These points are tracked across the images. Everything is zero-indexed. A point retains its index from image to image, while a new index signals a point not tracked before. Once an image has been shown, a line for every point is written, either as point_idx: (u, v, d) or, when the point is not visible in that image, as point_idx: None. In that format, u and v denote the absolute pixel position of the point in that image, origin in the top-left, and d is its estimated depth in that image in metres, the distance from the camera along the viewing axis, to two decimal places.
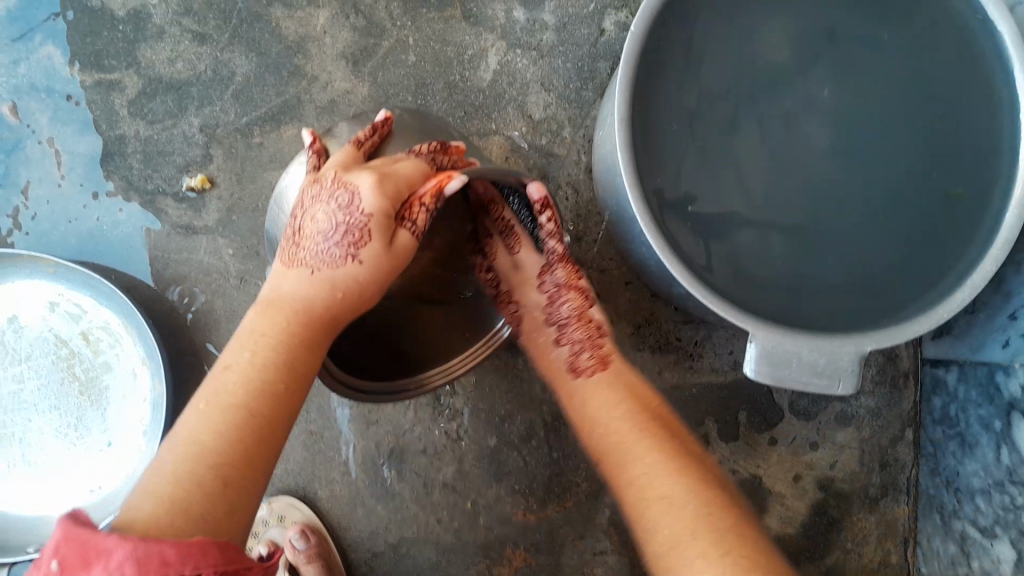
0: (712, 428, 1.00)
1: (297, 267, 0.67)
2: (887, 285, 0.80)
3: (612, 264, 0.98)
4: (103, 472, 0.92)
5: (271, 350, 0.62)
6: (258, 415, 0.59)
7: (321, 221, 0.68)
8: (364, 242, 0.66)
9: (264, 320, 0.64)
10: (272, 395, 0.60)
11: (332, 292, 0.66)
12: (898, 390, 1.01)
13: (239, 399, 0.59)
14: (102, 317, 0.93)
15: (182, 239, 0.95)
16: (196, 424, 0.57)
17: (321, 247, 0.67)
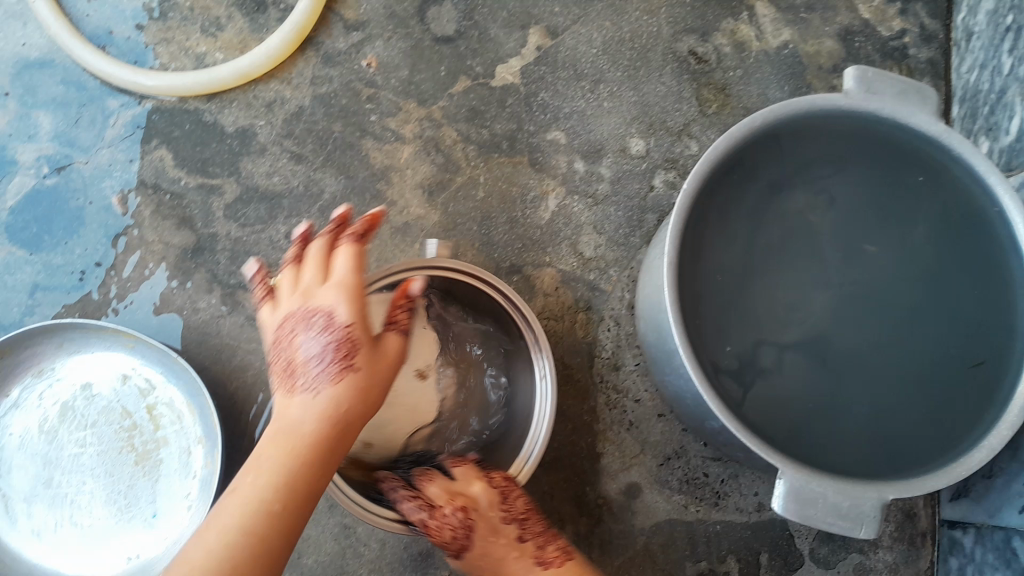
0: (733, 567, 1.02)
1: (293, 390, 0.69)
2: (909, 439, 0.86)
3: (647, 395, 1.04)
4: (144, 544, 0.95)
5: (306, 430, 0.67)
6: (280, 506, 0.63)
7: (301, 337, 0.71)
8: (351, 351, 0.70)
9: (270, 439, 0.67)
10: (289, 490, 0.64)
11: (339, 401, 0.68)
12: (916, 547, 1.03)
13: (261, 492, 0.63)
14: (169, 394, 0.99)
15: (253, 331, 1.02)
16: (228, 513, 0.61)
17: (314, 366, 0.69)
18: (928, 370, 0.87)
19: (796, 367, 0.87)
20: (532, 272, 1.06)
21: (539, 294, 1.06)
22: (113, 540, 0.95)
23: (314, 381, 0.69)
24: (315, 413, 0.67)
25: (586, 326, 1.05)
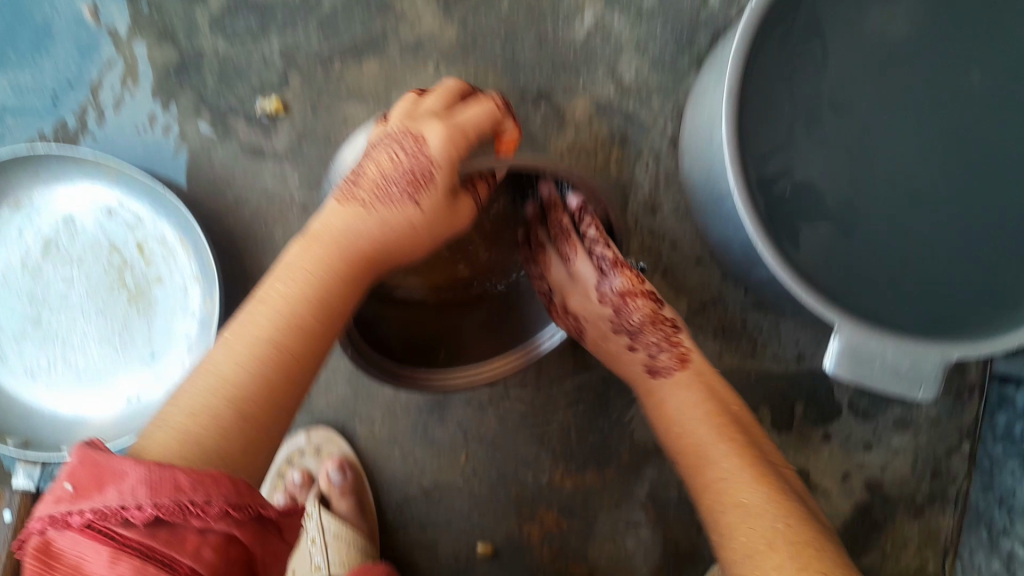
0: (765, 417, 0.98)
1: (347, 203, 0.62)
2: (987, 293, 0.75)
3: (685, 239, 0.95)
4: (146, 383, 0.92)
5: (313, 285, 0.58)
6: (285, 348, 0.55)
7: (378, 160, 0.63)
8: (423, 187, 0.61)
9: (300, 254, 0.60)
10: (303, 330, 0.56)
11: (387, 231, 0.62)
12: (961, 401, 0.98)
13: (269, 335, 0.55)
14: (159, 228, 0.92)
15: (249, 161, 0.93)
16: (221, 355, 0.54)
17: (381, 187, 0.62)
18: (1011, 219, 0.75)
19: (859, 213, 0.76)
20: (561, 98, 0.94)
21: (569, 125, 0.94)
22: (114, 379, 0.92)
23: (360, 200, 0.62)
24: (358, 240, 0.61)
25: (622, 162, 0.94)
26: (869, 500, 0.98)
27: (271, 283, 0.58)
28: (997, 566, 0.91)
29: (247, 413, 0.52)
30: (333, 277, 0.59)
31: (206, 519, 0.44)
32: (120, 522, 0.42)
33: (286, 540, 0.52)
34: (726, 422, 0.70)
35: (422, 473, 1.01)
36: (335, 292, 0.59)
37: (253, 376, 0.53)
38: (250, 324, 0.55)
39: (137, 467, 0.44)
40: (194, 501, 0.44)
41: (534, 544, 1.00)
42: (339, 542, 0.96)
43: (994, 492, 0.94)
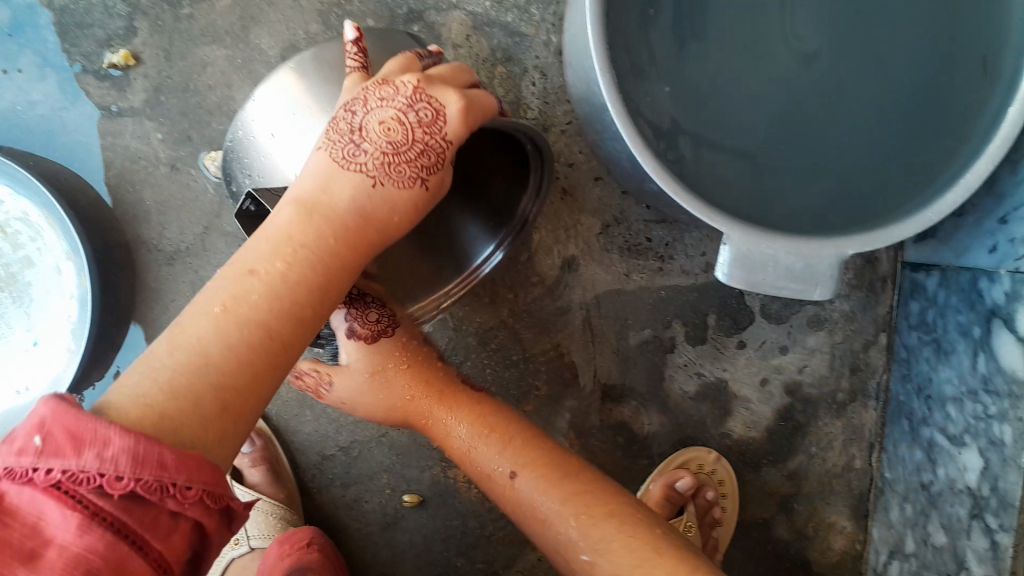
0: (679, 331, 0.96)
1: (348, 170, 0.58)
2: (869, 187, 0.74)
3: (581, 157, 0.92)
4: (30, 374, 0.86)
5: (310, 265, 0.55)
6: (275, 337, 0.53)
7: (386, 130, 0.59)
8: (434, 170, 0.60)
9: (299, 226, 0.55)
10: (293, 317, 0.54)
11: (390, 212, 0.59)
12: (875, 294, 0.97)
13: (260, 316, 0.53)
14: (21, 208, 0.85)
15: (106, 122, 0.86)
16: (210, 332, 0.51)
17: (385, 158, 0.58)
18: (896, 102, 0.74)
19: (749, 121, 0.74)
20: (434, 18, 0.88)
21: (447, 46, 0.89)
22: None
23: (368, 171, 0.58)
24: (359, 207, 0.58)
25: (506, 82, 0.89)
26: (790, 402, 0.98)
27: (263, 256, 0.54)
28: (919, 456, 0.92)
29: (241, 396, 0.51)
30: (331, 256, 0.56)
31: (183, 503, 0.43)
32: (93, 490, 0.40)
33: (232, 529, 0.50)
34: (530, 454, 0.72)
35: (336, 431, 0.93)
36: (326, 271, 0.56)
37: (242, 362, 0.51)
38: (242, 299, 0.52)
39: (125, 438, 0.42)
40: (177, 484, 0.43)
41: (462, 488, 0.94)
42: (257, 515, 0.90)
43: (912, 383, 0.95)
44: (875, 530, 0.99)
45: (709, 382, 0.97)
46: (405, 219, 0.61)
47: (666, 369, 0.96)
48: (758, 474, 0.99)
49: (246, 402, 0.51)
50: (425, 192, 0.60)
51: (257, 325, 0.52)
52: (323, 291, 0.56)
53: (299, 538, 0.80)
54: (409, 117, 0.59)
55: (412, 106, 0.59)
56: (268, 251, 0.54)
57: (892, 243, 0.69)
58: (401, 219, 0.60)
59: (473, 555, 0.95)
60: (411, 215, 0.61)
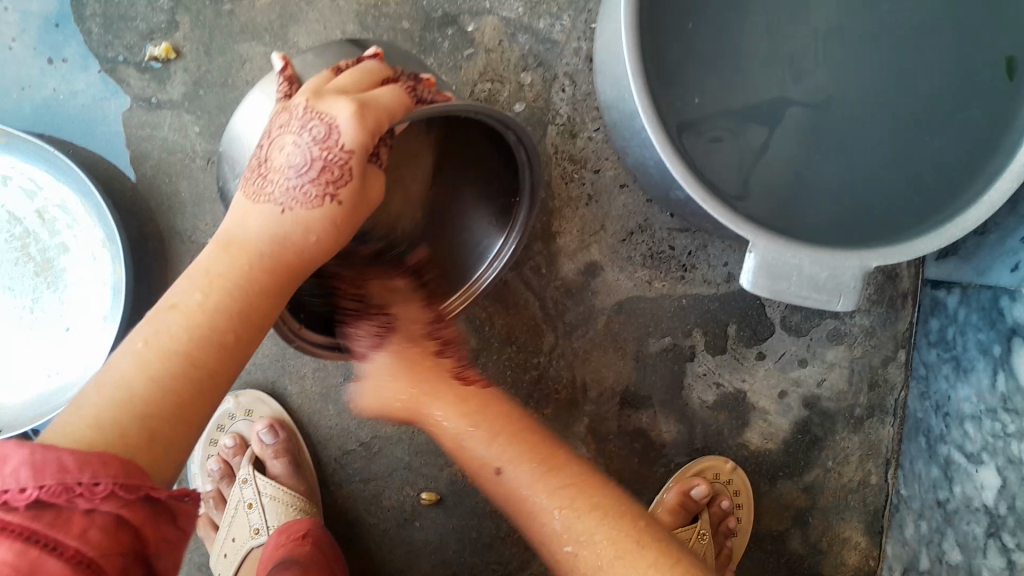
0: (699, 340, 0.96)
1: (259, 202, 0.55)
2: (891, 203, 0.75)
3: (608, 164, 0.93)
4: (62, 358, 0.88)
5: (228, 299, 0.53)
6: (200, 365, 0.50)
7: (289, 153, 0.55)
8: (344, 182, 0.54)
9: (220, 263, 0.54)
10: (220, 345, 0.52)
11: (307, 232, 0.55)
12: (896, 309, 0.97)
13: (181, 346, 0.50)
14: (59, 195, 0.88)
15: (144, 113, 0.88)
16: (129, 367, 0.48)
17: (291, 181, 0.54)
18: (927, 120, 0.74)
19: (779, 134, 0.75)
20: (468, 22, 0.90)
21: (480, 50, 0.90)
22: (27, 356, 0.89)
23: (276, 199, 0.55)
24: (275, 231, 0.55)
25: (537, 88, 0.91)
26: (807, 416, 0.98)
27: (184, 290, 0.52)
28: (936, 473, 0.93)
29: (175, 421, 0.48)
30: (257, 283, 0.54)
31: (94, 500, 0.42)
32: (0, 504, 0.40)
33: (184, 529, 0.48)
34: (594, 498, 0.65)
35: (358, 425, 0.94)
36: (246, 301, 0.54)
37: (169, 390, 0.48)
38: (161, 333, 0.50)
39: (20, 450, 0.41)
40: (82, 482, 0.41)
41: (479, 488, 0.95)
42: (276, 505, 0.90)
43: (930, 400, 0.95)
44: (889, 547, 0.99)
45: (727, 393, 0.97)
46: (325, 240, 0.56)
47: (685, 378, 0.97)
48: (773, 486, 0.99)
49: (177, 433, 0.48)
50: (335, 210, 0.55)
51: (184, 350, 0.50)
52: (247, 318, 0.53)
53: (295, 529, 0.82)
54: (304, 138, 0.54)
55: (306, 128, 0.54)
56: (191, 285, 0.53)
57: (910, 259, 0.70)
58: (318, 242, 0.56)
59: (487, 555, 0.96)
60: (325, 236, 0.56)
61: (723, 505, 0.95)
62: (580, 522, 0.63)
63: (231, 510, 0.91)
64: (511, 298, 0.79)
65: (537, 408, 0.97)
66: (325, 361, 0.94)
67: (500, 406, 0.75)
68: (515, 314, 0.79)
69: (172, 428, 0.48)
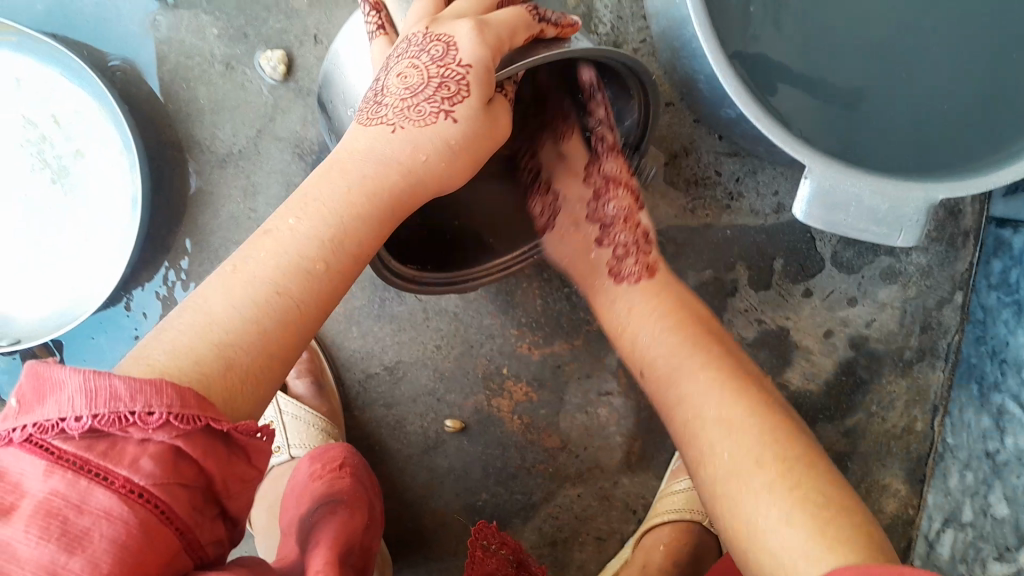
0: (743, 274, 0.91)
1: (371, 123, 0.56)
2: (950, 133, 0.68)
3: (653, 80, 0.87)
4: (80, 268, 0.85)
5: (323, 244, 0.50)
6: (288, 299, 0.48)
7: (404, 78, 0.56)
8: (459, 97, 0.55)
9: (318, 187, 0.53)
10: (312, 282, 0.50)
11: (409, 164, 0.55)
12: (955, 248, 0.91)
13: (278, 283, 0.48)
14: (76, 100, 0.84)
15: (162, 13, 0.83)
16: (219, 294, 0.47)
17: (405, 102, 0.56)
18: (998, 31, 0.67)
19: (838, 45, 0.68)
20: None
21: None
22: (41, 266, 0.85)
23: (387, 120, 0.55)
24: (385, 160, 0.55)
25: None
26: (854, 357, 0.93)
27: (287, 238, 0.50)
28: (987, 422, 0.87)
29: (270, 355, 0.46)
30: (358, 218, 0.53)
31: (149, 429, 0.38)
32: (59, 435, 0.36)
33: (255, 466, 0.44)
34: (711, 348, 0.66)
35: (383, 348, 0.91)
36: (338, 259, 0.51)
37: (251, 321, 0.46)
38: (253, 261, 0.49)
39: (76, 375, 0.37)
40: (137, 411, 0.37)
41: (504, 418, 0.92)
42: (297, 423, 0.87)
43: (986, 345, 0.89)
44: (931, 496, 0.94)
45: (769, 330, 0.92)
46: (447, 173, 0.57)
47: (725, 313, 0.91)
48: (812, 430, 0.94)
49: (269, 368, 0.47)
50: (454, 133, 0.55)
51: (286, 290, 0.48)
52: (345, 249, 0.52)
53: (331, 457, 0.77)
54: (421, 59, 0.55)
55: (424, 49, 0.55)
56: (285, 210, 0.52)
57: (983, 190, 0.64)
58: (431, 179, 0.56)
59: (509, 486, 0.93)
60: (445, 163, 0.56)
61: None
62: (716, 400, 0.61)
63: None
64: (626, 223, 0.75)
65: (567, 338, 0.91)
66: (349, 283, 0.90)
67: (648, 322, 0.70)
68: (628, 243, 0.74)
69: (267, 369, 0.46)
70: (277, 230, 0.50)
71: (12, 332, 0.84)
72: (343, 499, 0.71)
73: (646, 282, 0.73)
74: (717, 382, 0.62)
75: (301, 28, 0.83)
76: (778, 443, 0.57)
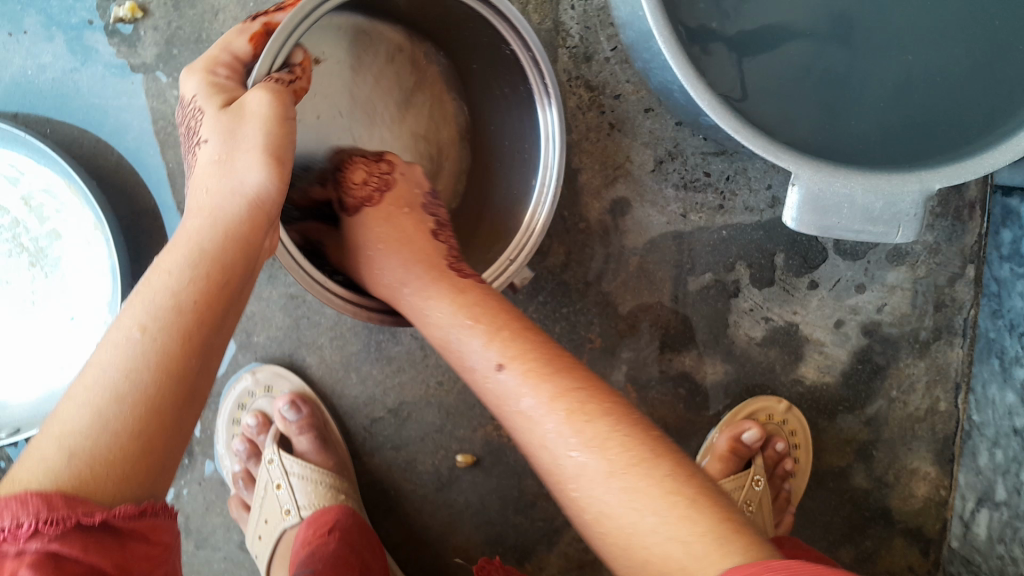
0: (743, 274, 0.88)
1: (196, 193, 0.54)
2: (938, 121, 0.65)
3: (629, 87, 0.84)
4: (70, 347, 0.84)
5: (169, 311, 0.47)
6: (147, 381, 0.45)
7: (189, 147, 0.58)
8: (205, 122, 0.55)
9: (162, 270, 0.49)
10: (168, 359, 0.46)
11: (237, 205, 0.52)
12: (962, 222, 0.88)
13: (135, 376, 0.44)
14: (43, 179, 0.82)
15: (118, 82, 0.81)
16: (74, 408, 0.43)
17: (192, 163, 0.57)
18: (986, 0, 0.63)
19: (820, 55, 0.65)
20: None
21: None
22: (34, 350, 0.84)
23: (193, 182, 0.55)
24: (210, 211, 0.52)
25: (543, 8, 0.82)
26: (867, 344, 0.90)
27: (126, 322, 0.47)
28: (1012, 398, 0.84)
29: (144, 442, 0.43)
30: (202, 284, 0.49)
31: (20, 542, 0.38)
32: None
33: (162, 550, 0.43)
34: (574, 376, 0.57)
35: (383, 392, 0.90)
36: (194, 315, 0.48)
37: (115, 416, 0.43)
38: (105, 358, 0.45)
39: None
40: (4, 528, 0.38)
41: (516, 446, 0.91)
42: (306, 484, 0.85)
43: (1003, 319, 0.86)
44: (962, 476, 0.92)
45: (777, 327, 0.89)
46: (271, 195, 0.54)
47: (730, 315, 0.89)
48: (832, 422, 0.92)
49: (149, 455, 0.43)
50: (214, 149, 0.54)
51: (142, 369, 0.45)
52: (200, 317, 0.48)
53: (323, 521, 0.79)
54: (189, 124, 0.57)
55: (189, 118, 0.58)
56: (133, 303, 0.48)
57: (975, 176, 0.62)
58: (239, 207, 0.53)
59: (529, 513, 0.92)
60: (236, 176, 0.53)
61: (777, 448, 0.88)
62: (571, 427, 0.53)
63: (259, 491, 0.86)
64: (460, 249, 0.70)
65: None
66: (343, 328, 0.89)
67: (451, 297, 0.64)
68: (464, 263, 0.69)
69: (141, 460, 0.43)
70: (119, 323, 0.47)
71: (10, 422, 0.84)
72: (317, 567, 0.71)
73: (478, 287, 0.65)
74: (566, 400, 0.55)
75: None
76: (650, 460, 0.52)
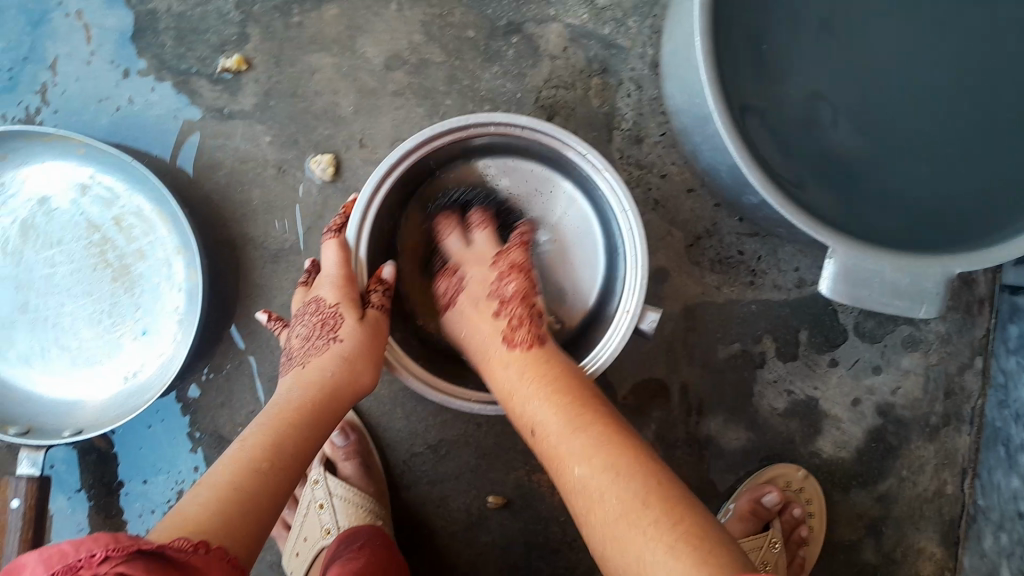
0: (769, 346, 0.95)
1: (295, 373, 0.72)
2: (964, 210, 0.72)
3: (674, 166, 0.92)
4: (139, 361, 0.90)
5: (271, 443, 0.62)
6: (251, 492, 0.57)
7: (297, 338, 0.76)
8: (338, 325, 0.73)
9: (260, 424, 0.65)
10: (266, 476, 0.59)
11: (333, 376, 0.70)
12: (972, 315, 0.96)
13: (242, 481, 0.57)
14: (136, 203, 0.90)
15: (216, 123, 0.90)
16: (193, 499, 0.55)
17: (303, 348, 0.74)
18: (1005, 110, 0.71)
19: (845, 156, 0.73)
20: (533, 29, 0.90)
21: (545, 54, 0.91)
22: (105, 361, 0.90)
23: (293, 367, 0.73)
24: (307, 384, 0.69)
25: (602, 93, 0.91)
26: (881, 423, 0.96)
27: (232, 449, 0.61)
28: (1017, 483, 0.89)
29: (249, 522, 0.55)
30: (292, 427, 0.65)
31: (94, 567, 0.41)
32: None
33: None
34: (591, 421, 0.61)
35: (424, 432, 0.95)
36: (287, 452, 0.62)
37: (225, 501, 0.55)
38: (217, 472, 0.58)
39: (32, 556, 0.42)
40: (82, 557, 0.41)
41: (546, 493, 0.95)
42: (347, 506, 0.89)
43: (1010, 408, 0.92)
44: (967, 559, 0.96)
45: (799, 401, 0.95)
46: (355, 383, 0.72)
47: (755, 385, 0.95)
48: (846, 495, 0.97)
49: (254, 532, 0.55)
50: (344, 347, 0.72)
51: (251, 475, 0.58)
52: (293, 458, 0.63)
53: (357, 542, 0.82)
54: (299, 328, 0.76)
55: (303, 319, 0.76)
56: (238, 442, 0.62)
57: (997, 263, 0.67)
58: (342, 377, 0.71)
59: (552, 562, 0.96)
60: (353, 374, 0.71)
61: (793, 513, 0.93)
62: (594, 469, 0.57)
63: (304, 511, 0.91)
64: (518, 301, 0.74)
65: None
66: None
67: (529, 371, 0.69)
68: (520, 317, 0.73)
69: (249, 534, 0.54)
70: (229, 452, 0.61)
71: (73, 424, 0.88)
72: None
73: (536, 350, 0.71)
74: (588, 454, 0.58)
75: (346, 133, 0.90)
76: (642, 507, 0.52)
